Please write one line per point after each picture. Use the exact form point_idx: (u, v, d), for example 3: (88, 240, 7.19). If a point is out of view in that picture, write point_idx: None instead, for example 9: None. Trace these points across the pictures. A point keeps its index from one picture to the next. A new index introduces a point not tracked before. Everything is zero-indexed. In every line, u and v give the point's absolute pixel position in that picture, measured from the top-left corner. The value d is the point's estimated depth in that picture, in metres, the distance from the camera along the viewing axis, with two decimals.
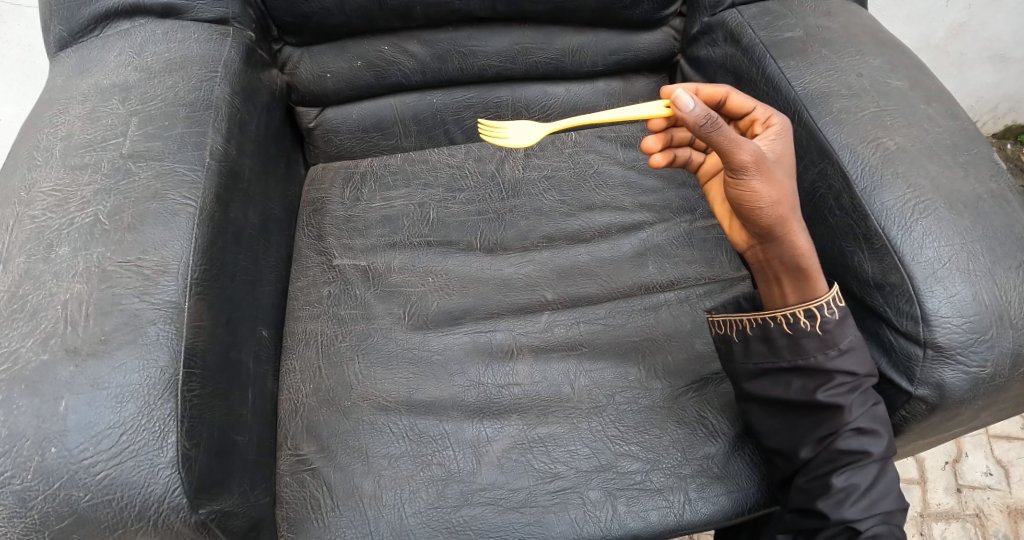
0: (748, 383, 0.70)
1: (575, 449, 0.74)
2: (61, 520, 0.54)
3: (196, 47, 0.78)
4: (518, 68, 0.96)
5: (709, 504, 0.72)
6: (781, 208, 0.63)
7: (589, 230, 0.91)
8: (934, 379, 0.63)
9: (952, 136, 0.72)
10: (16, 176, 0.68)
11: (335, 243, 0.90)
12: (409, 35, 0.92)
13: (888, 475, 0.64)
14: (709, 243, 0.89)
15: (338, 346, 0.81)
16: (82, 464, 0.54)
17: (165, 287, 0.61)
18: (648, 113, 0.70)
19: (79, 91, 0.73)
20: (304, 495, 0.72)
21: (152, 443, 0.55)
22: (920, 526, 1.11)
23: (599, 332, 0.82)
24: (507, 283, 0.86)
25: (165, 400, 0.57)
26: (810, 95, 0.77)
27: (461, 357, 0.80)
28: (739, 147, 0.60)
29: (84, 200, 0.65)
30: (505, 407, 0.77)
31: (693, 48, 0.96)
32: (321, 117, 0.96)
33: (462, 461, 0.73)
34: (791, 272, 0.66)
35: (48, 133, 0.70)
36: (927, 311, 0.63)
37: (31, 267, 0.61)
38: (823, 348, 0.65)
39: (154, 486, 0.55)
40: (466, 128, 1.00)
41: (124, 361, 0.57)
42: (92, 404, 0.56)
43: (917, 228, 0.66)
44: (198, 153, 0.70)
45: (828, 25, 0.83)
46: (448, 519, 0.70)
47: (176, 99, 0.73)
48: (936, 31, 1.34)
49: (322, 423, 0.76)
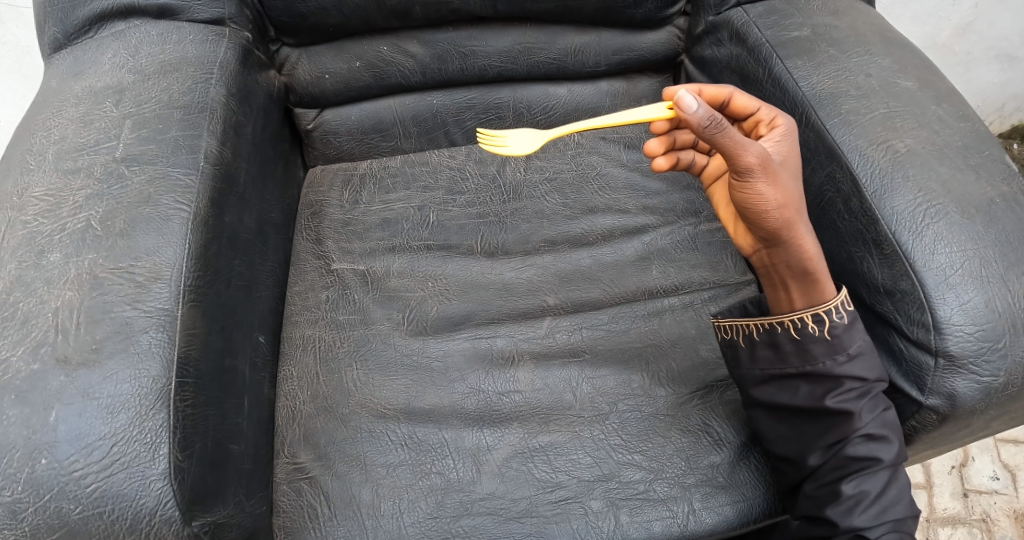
0: (754, 389, 0.68)
1: (577, 458, 0.73)
2: (51, 533, 0.52)
3: (192, 48, 0.76)
4: (520, 68, 0.94)
5: (715, 513, 0.70)
6: (788, 211, 0.61)
7: (591, 233, 0.89)
8: (945, 388, 0.62)
9: (963, 138, 0.70)
10: (8, 180, 0.67)
11: (333, 246, 0.89)
12: (408, 35, 0.90)
13: (899, 482, 0.62)
14: (714, 247, 0.88)
15: (337, 351, 0.80)
16: (72, 476, 0.53)
17: (158, 293, 0.60)
18: (649, 117, 0.69)
19: (73, 93, 0.72)
20: (301, 504, 0.71)
21: (144, 454, 0.54)
22: (927, 531, 1.10)
23: (601, 338, 0.81)
24: (508, 287, 0.84)
25: (157, 410, 0.55)
26: (818, 96, 0.76)
27: (460, 363, 0.79)
28: (744, 149, 0.58)
29: (76, 205, 0.64)
30: (506, 414, 0.76)
31: (698, 48, 0.95)
32: (320, 118, 0.95)
33: (462, 469, 0.72)
34: (798, 276, 0.64)
35: (41, 137, 0.69)
36: (939, 319, 0.62)
37: (22, 274, 0.60)
38: (831, 353, 0.63)
39: (146, 499, 0.53)
40: (467, 129, 0.99)
41: (115, 371, 0.56)
42: (83, 414, 0.54)
43: (928, 233, 0.64)
44: (193, 156, 0.68)
45: (835, 25, 0.81)
46: (447, 529, 0.69)
47: (171, 102, 0.71)
48: (942, 30, 1.32)
49: (320, 430, 0.75)
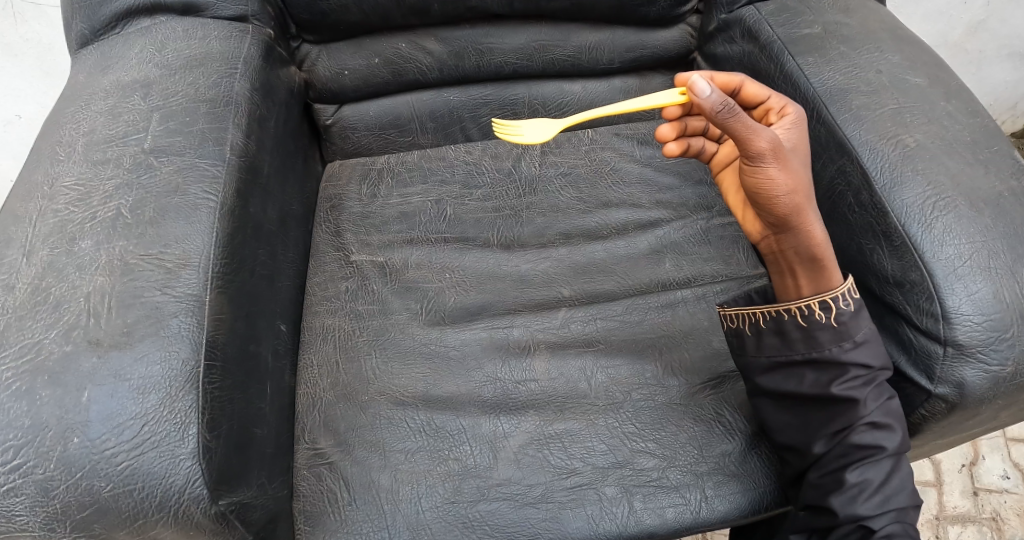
0: (760, 378, 0.70)
1: (592, 445, 0.74)
2: (82, 510, 0.54)
3: (217, 43, 0.79)
4: (535, 65, 0.96)
5: (726, 501, 0.71)
6: (798, 197, 0.63)
7: (605, 227, 0.91)
8: (953, 377, 0.63)
9: (972, 133, 0.71)
10: (39, 171, 0.69)
11: (352, 239, 0.91)
12: (426, 32, 0.93)
13: (902, 471, 0.63)
14: (727, 241, 0.89)
15: (356, 340, 0.82)
16: (104, 455, 0.55)
17: (187, 279, 0.62)
18: (664, 101, 0.70)
19: (101, 87, 0.74)
20: (321, 488, 0.72)
21: (174, 434, 0.56)
22: (936, 528, 1.10)
23: (615, 329, 0.82)
24: (524, 279, 0.86)
25: (187, 391, 0.57)
26: (829, 91, 0.77)
27: (477, 353, 0.80)
28: (757, 134, 0.59)
29: (106, 193, 0.66)
30: (522, 402, 0.77)
31: (710, 45, 0.96)
32: (338, 114, 0.97)
33: (479, 456, 0.74)
34: (806, 263, 0.65)
35: (71, 129, 0.71)
36: (948, 309, 0.63)
37: (54, 260, 0.62)
38: (838, 341, 0.64)
39: (176, 477, 0.55)
40: (483, 125, 1.00)
41: (146, 353, 0.58)
42: (114, 394, 0.56)
43: (936, 225, 0.66)
44: (219, 148, 0.70)
45: (846, 22, 0.83)
46: (465, 514, 0.70)
47: (197, 96, 0.73)
48: (954, 28, 1.33)
49: (339, 417, 0.76)
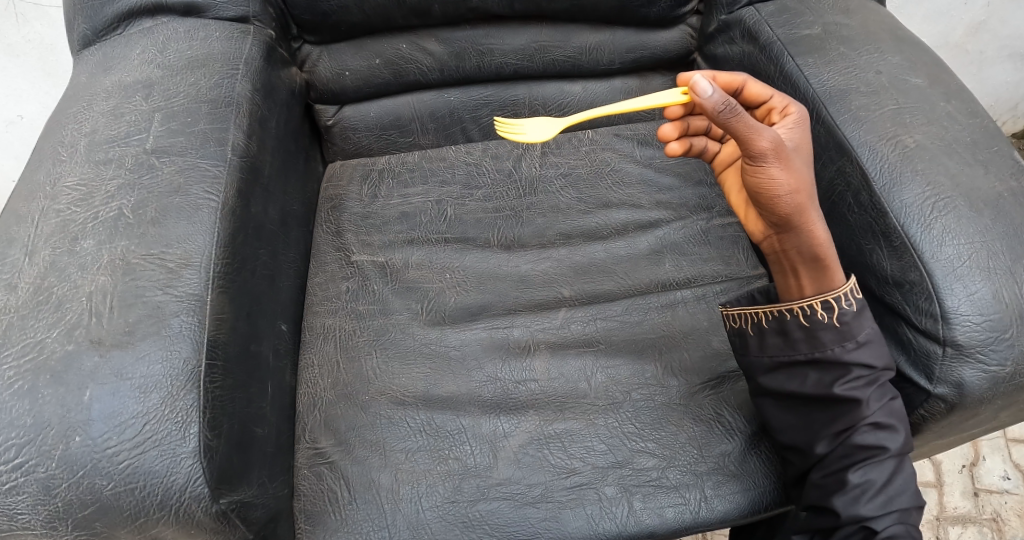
0: (763, 378, 0.70)
1: (592, 445, 0.74)
2: (83, 509, 0.54)
3: (218, 44, 0.79)
4: (536, 65, 0.96)
5: (726, 501, 0.71)
6: (800, 197, 0.63)
7: (605, 227, 0.91)
8: (953, 377, 0.63)
9: (971, 134, 0.71)
10: (41, 171, 0.69)
11: (353, 239, 0.91)
12: (427, 33, 0.93)
13: (904, 472, 0.63)
14: (727, 242, 0.89)
15: (357, 340, 0.82)
16: (106, 454, 0.55)
17: (188, 279, 0.62)
18: (665, 101, 0.70)
19: (103, 87, 0.74)
20: (322, 488, 0.72)
21: (175, 433, 0.56)
22: (937, 529, 1.10)
23: (615, 329, 0.82)
24: (524, 279, 0.86)
25: (188, 390, 0.57)
26: (829, 92, 0.77)
27: (477, 352, 0.80)
28: (759, 134, 0.60)
29: (108, 194, 0.66)
30: (523, 402, 0.77)
31: (710, 46, 0.96)
32: (340, 114, 0.97)
33: (479, 455, 0.74)
34: (809, 262, 0.65)
35: (73, 129, 0.71)
36: (947, 309, 0.63)
37: (56, 260, 0.62)
38: (840, 341, 0.64)
39: (177, 476, 0.55)
40: (484, 126, 1.01)
41: (147, 352, 0.58)
42: (116, 393, 0.56)
43: (935, 225, 0.66)
44: (220, 148, 0.71)
45: (846, 23, 0.83)
46: (465, 513, 0.71)
47: (198, 96, 0.74)
48: (955, 29, 1.33)
49: (340, 417, 0.76)
